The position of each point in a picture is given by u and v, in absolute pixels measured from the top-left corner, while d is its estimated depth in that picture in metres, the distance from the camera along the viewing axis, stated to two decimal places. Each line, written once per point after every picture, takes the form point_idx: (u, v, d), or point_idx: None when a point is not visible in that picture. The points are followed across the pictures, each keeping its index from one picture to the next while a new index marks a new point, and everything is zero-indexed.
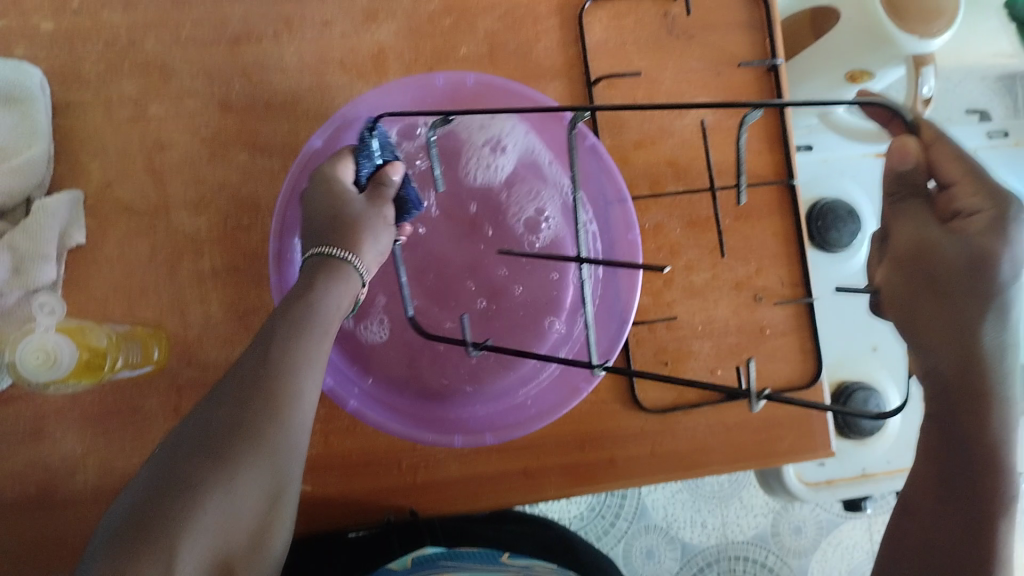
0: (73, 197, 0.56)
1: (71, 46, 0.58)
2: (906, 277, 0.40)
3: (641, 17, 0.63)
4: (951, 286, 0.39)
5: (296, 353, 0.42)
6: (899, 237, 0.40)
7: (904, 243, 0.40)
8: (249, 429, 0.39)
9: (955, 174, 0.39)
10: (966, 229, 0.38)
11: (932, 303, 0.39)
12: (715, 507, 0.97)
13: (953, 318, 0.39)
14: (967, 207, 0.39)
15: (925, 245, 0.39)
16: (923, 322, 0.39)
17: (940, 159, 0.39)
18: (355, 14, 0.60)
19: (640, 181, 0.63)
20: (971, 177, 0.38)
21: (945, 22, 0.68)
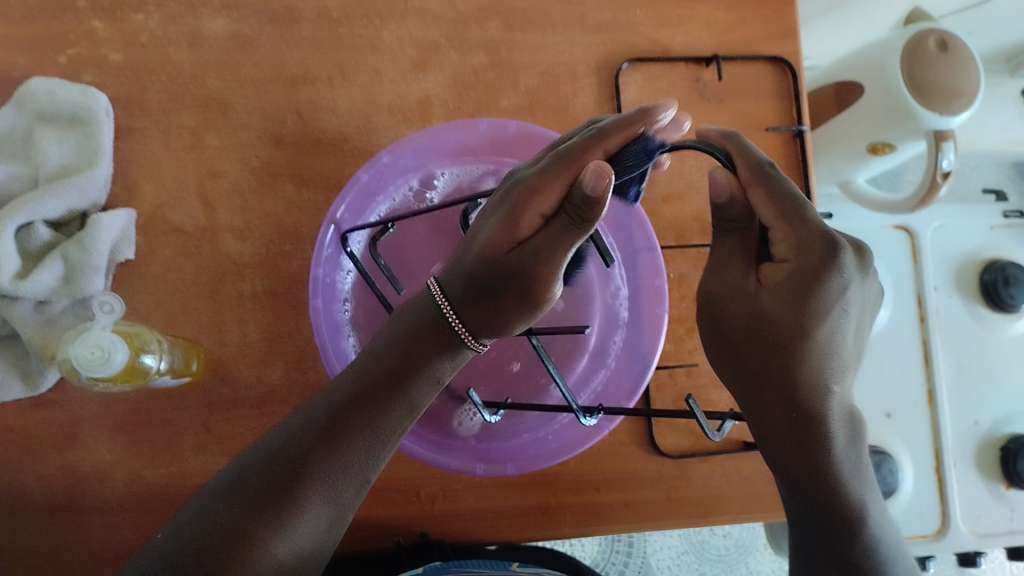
0: (127, 216, 0.59)
1: (138, 77, 0.61)
2: (710, 322, 0.48)
3: (673, 80, 0.67)
4: (740, 333, 0.46)
5: (357, 437, 0.43)
6: (730, 276, 0.46)
7: (717, 281, 0.47)
8: (294, 502, 0.40)
9: (772, 221, 0.42)
10: (766, 282, 0.43)
11: (732, 334, 0.46)
12: (722, 572, 0.96)
13: (762, 352, 0.44)
14: (778, 251, 0.43)
15: (722, 295, 0.46)
16: (725, 362, 0.48)
17: (757, 202, 0.42)
18: (405, 63, 0.64)
19: (667, 233, 0.65)
20: (780, 223, 0.42)
21: (965, 101, 0.71)
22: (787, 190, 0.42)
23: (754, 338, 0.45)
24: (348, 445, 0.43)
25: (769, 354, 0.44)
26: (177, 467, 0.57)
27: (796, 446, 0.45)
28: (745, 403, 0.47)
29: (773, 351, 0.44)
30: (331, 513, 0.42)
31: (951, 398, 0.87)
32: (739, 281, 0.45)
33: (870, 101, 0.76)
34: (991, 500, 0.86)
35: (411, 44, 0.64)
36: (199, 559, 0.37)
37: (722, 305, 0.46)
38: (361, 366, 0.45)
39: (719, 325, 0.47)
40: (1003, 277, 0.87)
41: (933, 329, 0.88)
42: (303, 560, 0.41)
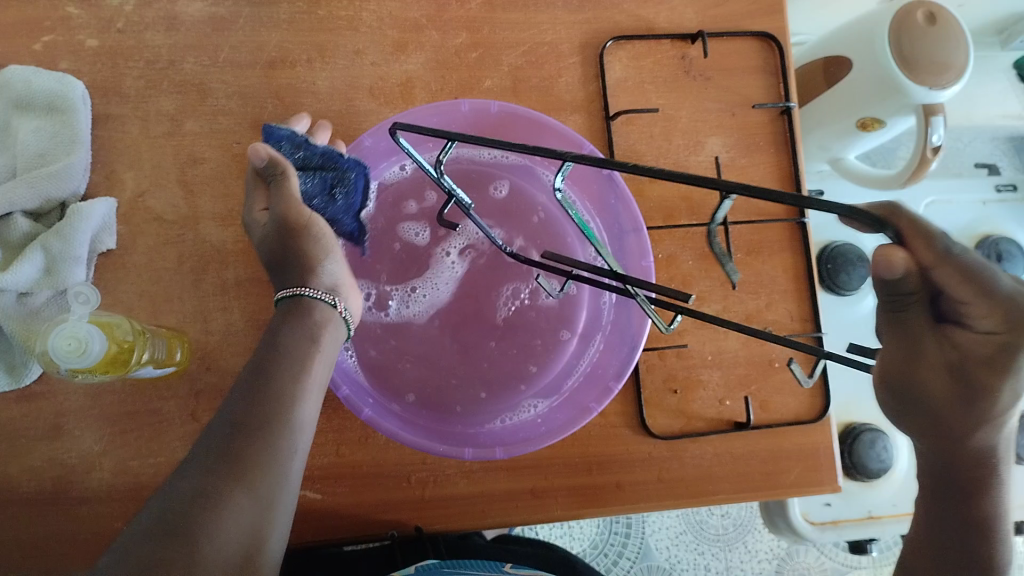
0: (108, 204, 0.58)
1: (115, 63, 0.61)
2: (892, 392, 0.39)
3: (659, 58, 0.66)
4: (937, 404, 0.38)
5: (277, 398, 0.42)
6: (924, 358, 0.37)
7: (895, 362, 0.38)
8: (239, 467, 0.40)
9: (967, 295, 0.34)
10: (966, 350, 0.36)
11: (932, 408, 0.38)
12: (719, 551, 0.97)
13: (959, 416, 0.38)
14: (981, 325, 0.35)
15: (909, 372, 0.37)
16: (904, 421, 0.41)
17: (945, 282, 0.34)
18: (385, 44, 0.63)
19: (654, 213, 0.64)
20: (982, 301, 0.34)
21: (955, 75, 0.70)
22: (976, 259, 0.34)
23: (958, 406, 0.38)
24: (278, 395, 0.43)
25: (971, 417, 0.38)
26: (164, 456, 0.56)
27: (985, 507, 0.42)
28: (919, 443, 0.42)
29: (983, 409, 0.38)
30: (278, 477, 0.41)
31: None
32: (937, 355, 0.36)
33: (856, 76, 0.75)
34: None
35: (392, 26, 0.63)
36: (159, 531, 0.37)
37: (902, 388, 0.38)
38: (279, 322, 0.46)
39: (906, 398, 0.39)
40: (996, 252, 0.87)
41: None
42: (259, 519, 0.40)
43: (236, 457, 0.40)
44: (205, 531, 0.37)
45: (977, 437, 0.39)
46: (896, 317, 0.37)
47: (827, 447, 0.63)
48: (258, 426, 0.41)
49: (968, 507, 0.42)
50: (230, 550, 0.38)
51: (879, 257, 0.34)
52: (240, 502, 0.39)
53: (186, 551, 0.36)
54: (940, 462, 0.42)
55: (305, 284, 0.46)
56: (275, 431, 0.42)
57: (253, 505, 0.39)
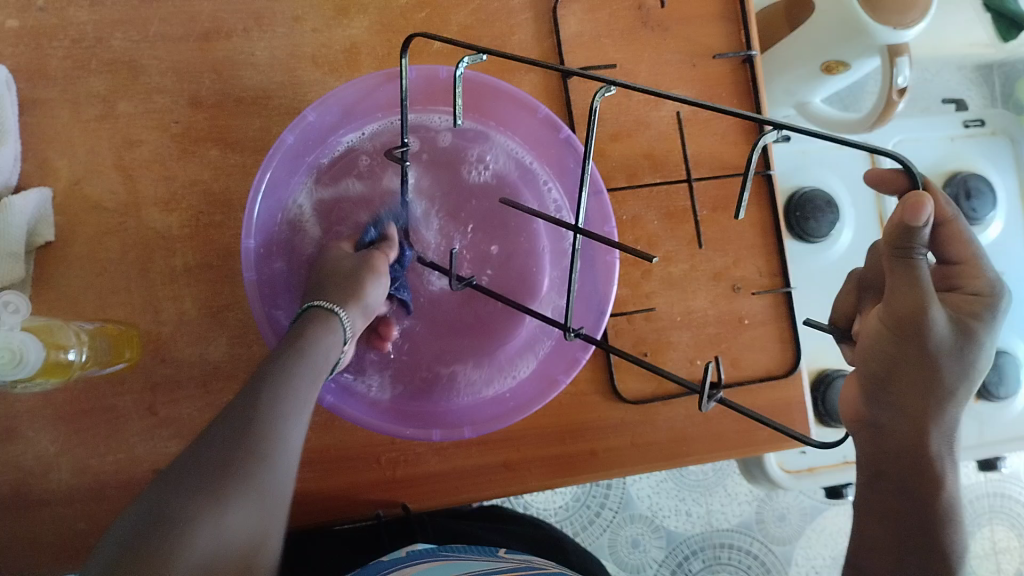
0: (41, 195, 0.55)
1: (37, 42, 0.57)
2: (899, 335, 0.37)
3: (615, 9, 0.63)
4: (921, 359, 0.38)
5: (269, 417, 0.40)
6: (902, 300, 0.36)
7: (906, 303, 0.36)
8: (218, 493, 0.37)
9: (964, 255, 0.39)
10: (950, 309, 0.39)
11: (896, 364, 0.38)
12: (700, 496, 0.98)
13: (914, 378, 0.38)
14: (974, 289, 0.39)
15: (921, 314, 0.36)
16: (901, 372, 0.38)
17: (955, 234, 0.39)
18: (326, 8, 0.59)
19: (617, 173, 0.62)
20: (976, 261, 0.39)
21: (920, 13, 0.68)
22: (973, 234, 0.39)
23: (927, 367, 0.38)
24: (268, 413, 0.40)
25: (924, 383, 0.38)
26: (124, 453, 0.55)
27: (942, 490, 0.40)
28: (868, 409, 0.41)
29: (936, 377, 0.38)
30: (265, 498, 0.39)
31: None
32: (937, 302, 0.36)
33: (817, 19, 0.73)
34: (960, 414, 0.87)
35: None
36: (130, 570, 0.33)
37: (896, 330, 0.37)
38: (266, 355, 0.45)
39: (908, 342, 0.37)
40: (964, 190, 0.87)
41: None
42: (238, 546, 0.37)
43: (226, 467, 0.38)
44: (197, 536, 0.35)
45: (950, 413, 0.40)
46: (906, 260, 0.35)
47: (799, 401, 0.62)
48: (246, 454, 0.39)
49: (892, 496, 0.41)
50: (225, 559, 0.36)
51: (908, 196, 0.34)
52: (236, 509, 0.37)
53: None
54: (897, 450, 0.40)
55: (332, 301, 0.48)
56: (275, 437, 0.40)
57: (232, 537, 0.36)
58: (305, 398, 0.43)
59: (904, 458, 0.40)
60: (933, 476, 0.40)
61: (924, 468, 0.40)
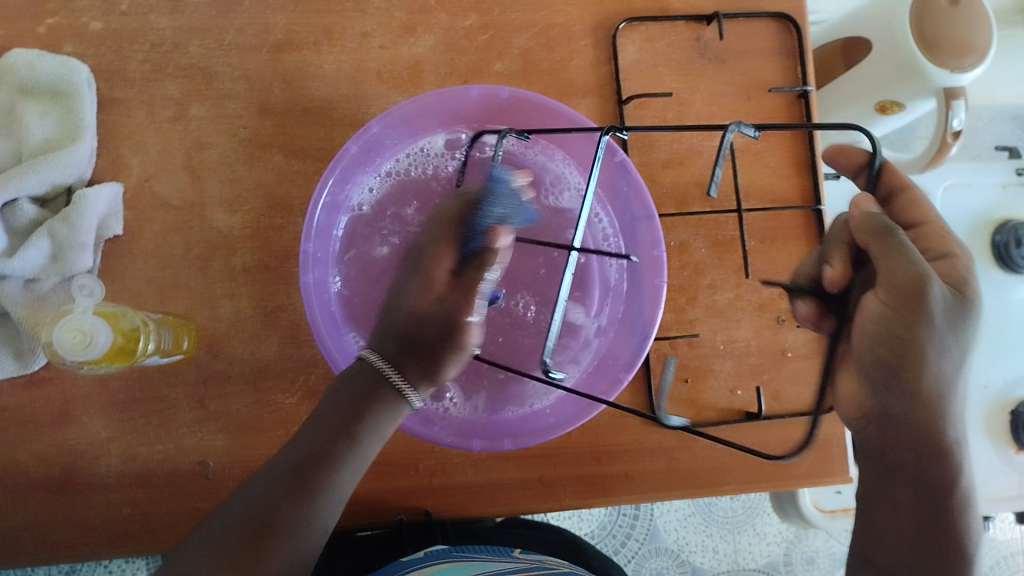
0: (113, 190, 0.58)
1: (119, 45, 0.60)
2: (900, 309, 0.42)
3: (674, 39, 0.64)
4: (920, 336, 0.42)
5: (347, 444, 0.47)
6: (898, 271, 0.42)
7: (903, 276, 0.42)
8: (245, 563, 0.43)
9: (921, 220, 0.48)
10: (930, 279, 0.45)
11: (903, 345, 0.43)
12: (728, 533, 0.96)
13: (919, 354, 0.43)
14: (942, 258, 0.47)
15: (920, 284, 0.41)
16: (914, 350, 0.43)
17: (910, 206, 0.49)
18: (393, 26, 0.61)
19: (668, 199, 0.63)
20: (940, 221, 0.48)
21: (977, 58, 0.69)
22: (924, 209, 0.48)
23: (931, 338, 0.43)
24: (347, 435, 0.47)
25: (926, 358, 0.43)
26: (173, 443, 0.56)
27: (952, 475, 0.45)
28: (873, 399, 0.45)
29: (941, 350, 0.43)
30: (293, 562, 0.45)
31: None
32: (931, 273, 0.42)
33: (873, 59, 0.73)
34: (1001, 464, 0.85)
35: (400, 7, 0.62)
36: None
37: (899, 305, 0.42)
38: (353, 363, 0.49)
39: (913, 314, 0.42)
40: (1015, 238, 0.86)
41: None
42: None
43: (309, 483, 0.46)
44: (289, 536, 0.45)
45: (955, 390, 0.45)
46: (890, 237, 0.43)
47: (839, 437, 0.62)
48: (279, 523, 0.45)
49: (907, 484, 0.45)
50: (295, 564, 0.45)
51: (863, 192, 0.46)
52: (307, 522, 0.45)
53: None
54: (908, 439, 0.45)
55: (407, 379, 0.48)
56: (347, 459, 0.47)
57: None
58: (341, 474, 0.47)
59: (918, 443, 0.45)
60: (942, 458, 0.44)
61: (932, 445, 0.44)
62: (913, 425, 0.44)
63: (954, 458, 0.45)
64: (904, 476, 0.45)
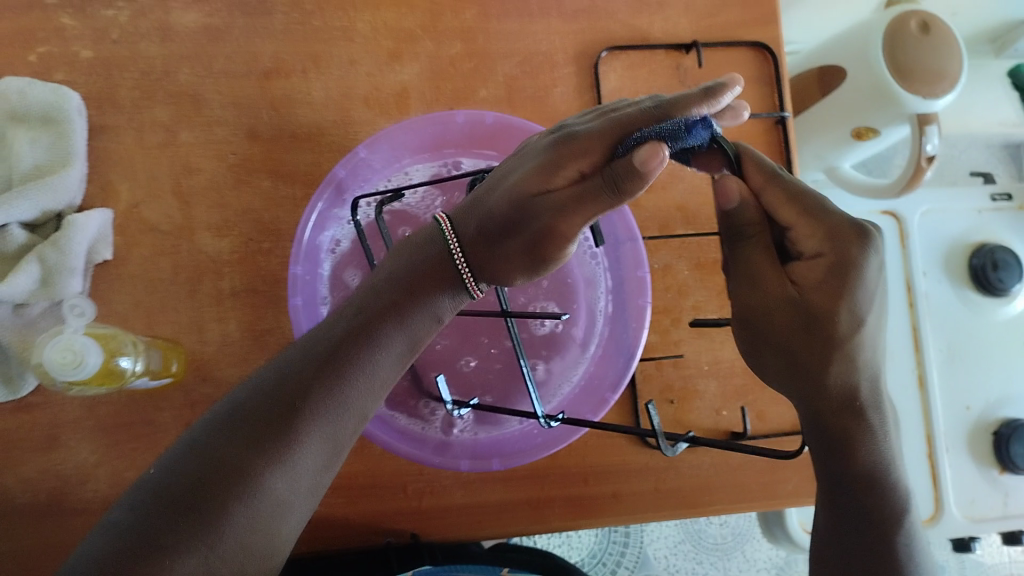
0: (103, 216, 0.58)
1: (110, 74, 0.61)
2: (745, 326, 0.45)
3: (654, 67, 0.66)
4: (780, 339, 0.44)
5: (363, 358, 0.42)
6: (741, 288, 0.44)
7: (747, 296, 0.44)
8: (269, 448, 0.39)
9: (792, 218, 0.41)
10: (797, 278, 0.42)
11: (759, 350, 0.46)
12: (719, 560, 0.96)
13: (775, 360, 0.45)
14: (806, 248, 0.42)
15: (753, 301, 0.44)
16: (767, 365, 0.46)
17: (774, 204, 0.41)
18: (381, 54, 0.63)
19: (650, 222, 0.64)
20: (805, 220, 0.41)
21: (949, 85, 0.71)
22: (799, 186, 0.41)
23: (780, 350, 0.44)
24: (369, 348, 0.42)
25: (784, 362, 0.44)
26: None
27: (865, 453, 0.46)
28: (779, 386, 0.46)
29: (792, 355, 0.44)
30: (321, 445, 0.41)
31: (941, 380, 0.88)
32: (767, 276, 0.43)
33: (849, 86, 0.75)
34: (984, 483, 0.86)
35: (387, 36, 0.63)
36: (176, 511, 0.37)
37: (743, 324, 0.45)
38: (392, 259, 0.46)
39: (756, 328, 0.44)
40: (991, 261, 0.88)
41: (922, 314, 0.88)
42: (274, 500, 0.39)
43: (317, 390, 0.41)
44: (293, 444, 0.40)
45: (834, 381, 0.43)
46: (738, 240, 0.44)
47: None
48: (300, 412, 0.40)
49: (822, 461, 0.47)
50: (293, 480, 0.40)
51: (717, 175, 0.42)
52: (310, 434, 0.40)
53: (212, 533, 0.36)
54: (811, 421, 0.46)
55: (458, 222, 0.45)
56: (358, 375, 0.42)
57: (279, 493, 0.39)
58: (373, 363, 0.43)
59: (823, 441, 0.46)
60: (851, 434, 0.45)
61: (836, 427, 0.45)
62: (819, 413, 0.45)
63: (865, 431, 0.45)
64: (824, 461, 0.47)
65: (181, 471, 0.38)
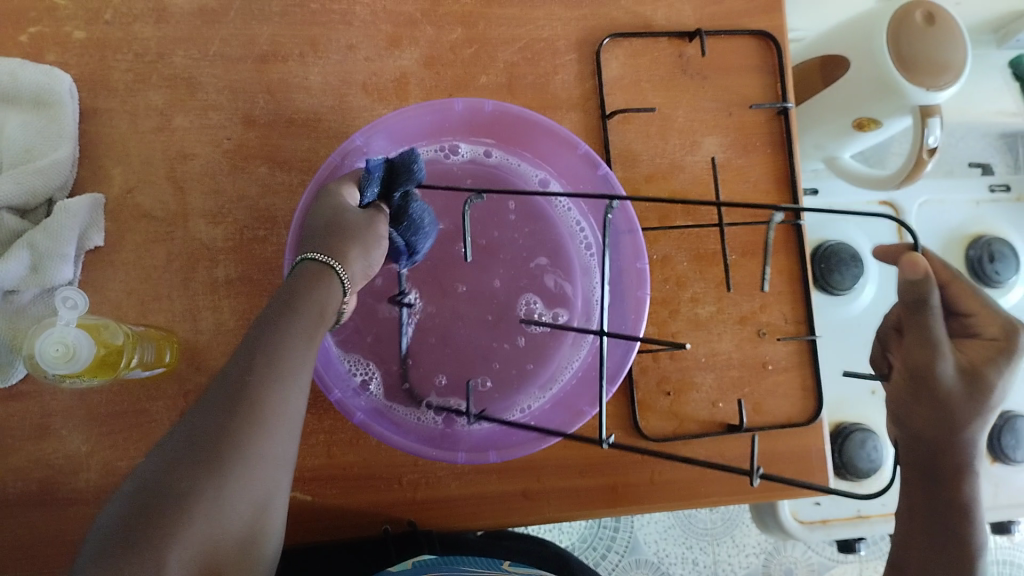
0: (95, 201, 0.57)
1: (102, 55, 0.59)
2: (909, 378, 0.49)
3: (656, 55, 0.65)
4: (939, 393, 0.48)
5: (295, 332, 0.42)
6: (916, 354, 0.47)
7: (917, 355, 0.47)
8: (246, 418, 0.39)
9: (973, 307, 0.50)
10: (966, 350, 0.49)
11: (911, 403, 0.49)
12: (708, 545, 0.97)
13: (926, 411, 0.49)
14: (983, 334, 0.50)
15: (921, 357, 0.47)
16: (914, 416, 0.50)
17: (960, 295, 0.50)
18: (379, 39, 0.62)
19: (651, 213, 0.64)
20: (985, 309, 0.50)
21: (952, 76, 0.70)
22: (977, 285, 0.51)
23: (930, 402, 0.49)
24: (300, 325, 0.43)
25: (931, 412, 0.49)
26: None
27: (965, 496, 0.50)
28: (897, 427, 0.51)
29: (939, 406, 0.49)
30: (286, 416, 0.41)
31: None
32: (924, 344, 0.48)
33: (851, 77, 0.75)
34: None
35: (386, 20, 0.62)
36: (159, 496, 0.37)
37: (905, 376, 0.49)
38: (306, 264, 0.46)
39: (920, 389, 0.48)
40: (988, 253, 0.88)
41: None
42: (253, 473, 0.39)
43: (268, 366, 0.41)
44: (261, 419, 0.40)
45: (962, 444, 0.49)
46: (907, 308, 0.49)
47: (818, 448, 0.63)
48: (271, 374, 0.41)
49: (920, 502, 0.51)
50: (271, 450, 0.40)
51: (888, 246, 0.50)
52: (275, 409, 0.40)
53: (213, 496, 0.38)
54: (925, 461, 0.50)
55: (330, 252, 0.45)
56: (299, 349, 0.42)
57: (270, 450, 0.40)
58: (316, 328, 0.43)
59: (926, 470, 0.51)
60: (958, 480, 0.50)
61: (946, 471, 0.50)
62: (939, 456, 0.50)
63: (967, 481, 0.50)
64: (924, 502, 0.51)
65: (172, 452, 0.38)
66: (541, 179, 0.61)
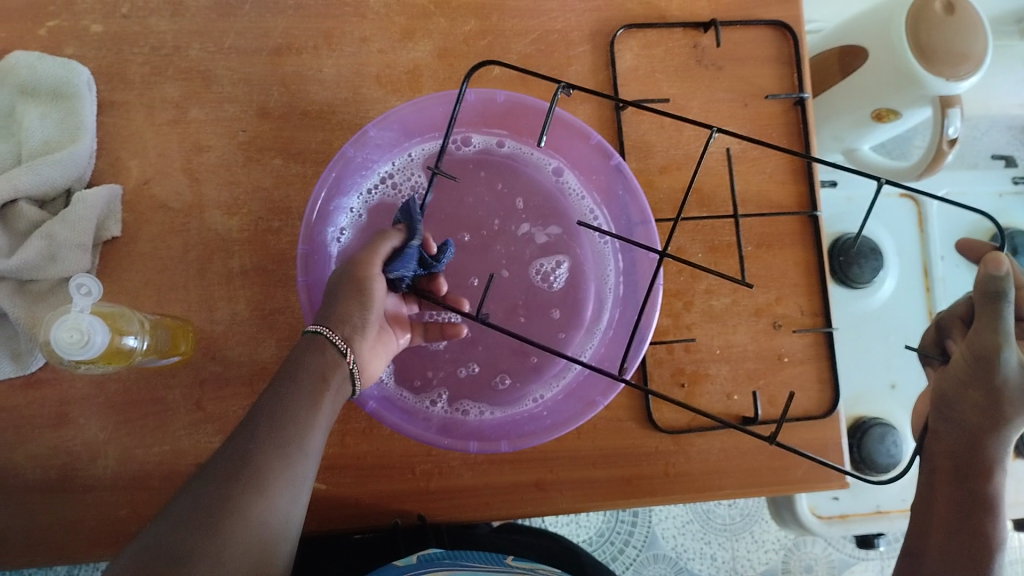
0: (111, 190, 0.58)
1: (119, 49, 0.60)
2: (971, 364, 0.45)
3: (671, 46, 0.65)
4: (986, 388, 0.45)
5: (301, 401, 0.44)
6: (982, 338, 0.44)
7: (986, 343, 0.44)
8: (249, 484, 0.40)
9: None
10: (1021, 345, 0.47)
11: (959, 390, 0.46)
12: (726, 541, 0.96)
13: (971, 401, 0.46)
14: None
15: (986, 340, 0.44)
16: (961, 402, 0.46)
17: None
18: (392, 31, 0.62)
19: (664, 205, 0.63)
20: None
21: (972, 67, 0.69)
22: None
23: (985, 393, 0.45)
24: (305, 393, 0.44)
25: (975, 404, 0.46)
26: (170, 445, 0.56)
27: (992, 488, 0.47)
28: (934, 417, 0.48)
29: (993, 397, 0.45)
30: (287, 485, 0.42)
31: None
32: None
33: (870, 68, 0.74)
34: None
35: (399, 12, 0.62)
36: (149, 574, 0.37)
37: (970, 366, 0.45)
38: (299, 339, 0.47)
39: (980, 375, 0.45)
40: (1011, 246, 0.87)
41: (939, 300, 0.88)
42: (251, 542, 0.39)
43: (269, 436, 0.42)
44: (263, 487, 0.41)
45: (990, 446, 0.47)
46: (995, 304, 0.43)
47: (835, 442, 0.62)
48: (274, 446, 0.42)
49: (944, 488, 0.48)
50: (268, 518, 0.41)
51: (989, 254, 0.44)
52: (277, 477, 0.41)
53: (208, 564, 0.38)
54: (961, 451, 0.47)
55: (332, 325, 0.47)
56: (302, 420, 0.44)
57: (270, 518, 0.41)
58: (317, 401, 0.45)
59: (957, 463, 0.48)
60: (986, 474, 0.47)
61: (978, 462, 0.47)
62: (970, 445, 0.47)
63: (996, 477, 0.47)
64: (947, 490, 0.48)
65: (167, 529, 0.38)
66: (555, 170, 0.61)
